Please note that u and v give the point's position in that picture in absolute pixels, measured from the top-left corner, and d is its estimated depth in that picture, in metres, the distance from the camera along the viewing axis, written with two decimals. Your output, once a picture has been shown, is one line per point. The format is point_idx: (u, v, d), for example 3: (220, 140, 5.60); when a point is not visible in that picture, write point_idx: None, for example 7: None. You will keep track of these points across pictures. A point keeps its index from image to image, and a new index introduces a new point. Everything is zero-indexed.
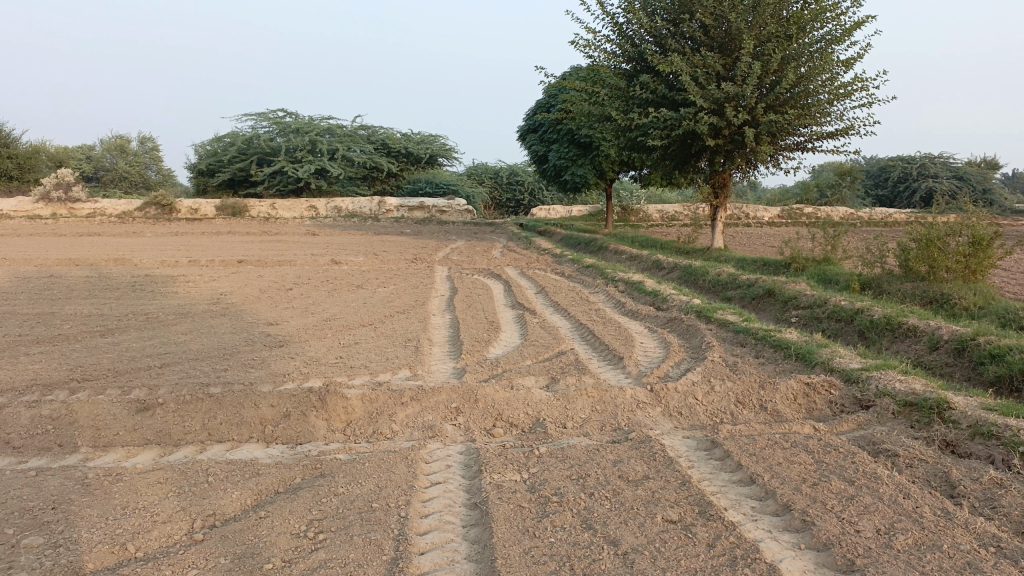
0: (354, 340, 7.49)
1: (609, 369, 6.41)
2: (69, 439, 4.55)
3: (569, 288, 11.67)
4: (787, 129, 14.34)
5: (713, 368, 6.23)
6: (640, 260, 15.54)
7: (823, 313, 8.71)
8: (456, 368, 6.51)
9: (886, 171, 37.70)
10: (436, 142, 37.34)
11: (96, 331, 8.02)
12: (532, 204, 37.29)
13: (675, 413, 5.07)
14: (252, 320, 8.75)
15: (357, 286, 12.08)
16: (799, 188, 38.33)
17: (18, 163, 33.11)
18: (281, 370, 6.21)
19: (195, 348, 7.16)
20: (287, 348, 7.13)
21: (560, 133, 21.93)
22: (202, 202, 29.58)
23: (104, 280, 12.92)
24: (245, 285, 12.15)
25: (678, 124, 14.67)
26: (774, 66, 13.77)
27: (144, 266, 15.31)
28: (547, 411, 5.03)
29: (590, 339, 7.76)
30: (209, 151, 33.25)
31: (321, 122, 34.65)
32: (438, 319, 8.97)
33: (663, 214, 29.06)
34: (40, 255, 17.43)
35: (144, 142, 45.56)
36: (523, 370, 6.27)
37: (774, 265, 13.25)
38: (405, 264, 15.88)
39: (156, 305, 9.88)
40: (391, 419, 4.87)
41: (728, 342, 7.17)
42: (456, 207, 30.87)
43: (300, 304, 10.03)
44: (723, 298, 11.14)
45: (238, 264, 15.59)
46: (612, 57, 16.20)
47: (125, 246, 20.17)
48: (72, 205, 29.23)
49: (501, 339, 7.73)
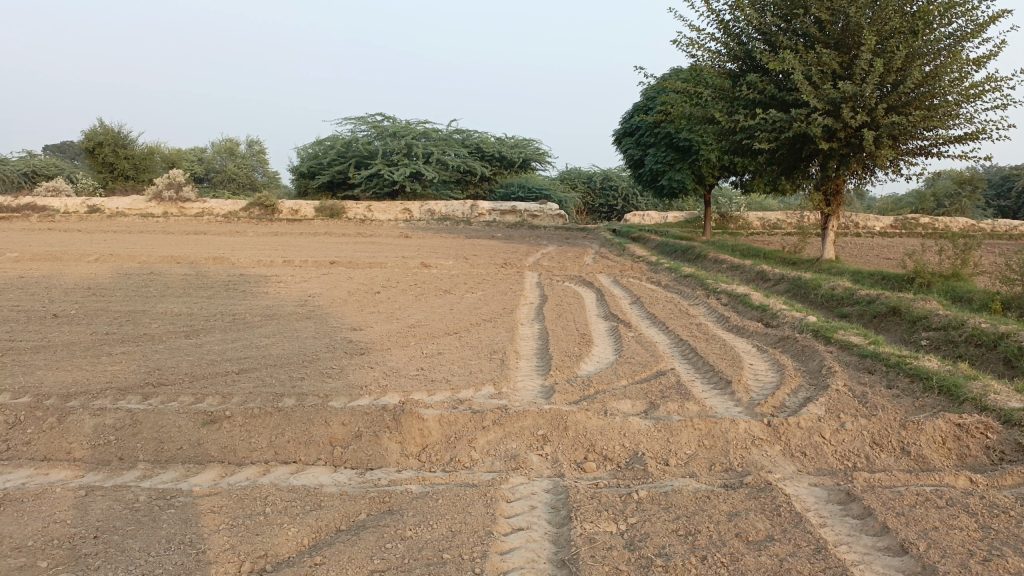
0: (437, 350, 7.07)
1: (715, 395, 5.73)
2: (130, 452, 4.31)
3: (668, 299, 10.94)
4: (909, 132, 13.10)
5: (839, 400, 5.45)
6: (743, 270, 14.61)
7: (960, 337, 7.71)
8: (545, 386, 5.96)
9: (1009, 181, 34.89)
10: (529, 146, 36.97)
11: (182, 331, 7.92)
12: (626, 210, 36.39)
13: (798, 454, 4.36)
14: (336, 324, 8.48)
15: (445, 291, 11.73)
16: (913, 198, 35.93)
17: (134, 164, 34.88)
18: (358, 382, 5.84)
19: (275, 353, 6.90)
20: (368, 357, 6.78)
21: (658, 137, 21.09)
22: (302, 203, 30.24)
23: (201, 278, 13.09)
24: (334, 287, 12.00)
25: (788, 127, 13.68)
26: (898, 64, 12.58)
27: (241, 266, 15.53)
28: (647, 444, 4.41)
29: (692, 358, 7.06)
30: (310, 154, 34.04)
31: (417, 126, 34.90)
32: (526, 330, 8.45)
33: (765, 222, 27.66)
34: (146, 252, 18.02)
35: (251, 145, 47.33)
36: (618, 392, 5.67)
37: (895, 280, 12.12)
38: (495, 269, 15.50)
39: (244, 306, 9.80)
40: (470, 443, 4.36)
41: (853, 368, 6.34)
42: (548, 212, 30.36)
43: (386, 309, 9.74)
44: (839, 316, 10.17)
45: (329, 265, 15.60)
46: (717, 56, 15.29)
47: (225, 245, 20.68)
48: (182, 204, 30.43)
49: (594, 354, 7.14)
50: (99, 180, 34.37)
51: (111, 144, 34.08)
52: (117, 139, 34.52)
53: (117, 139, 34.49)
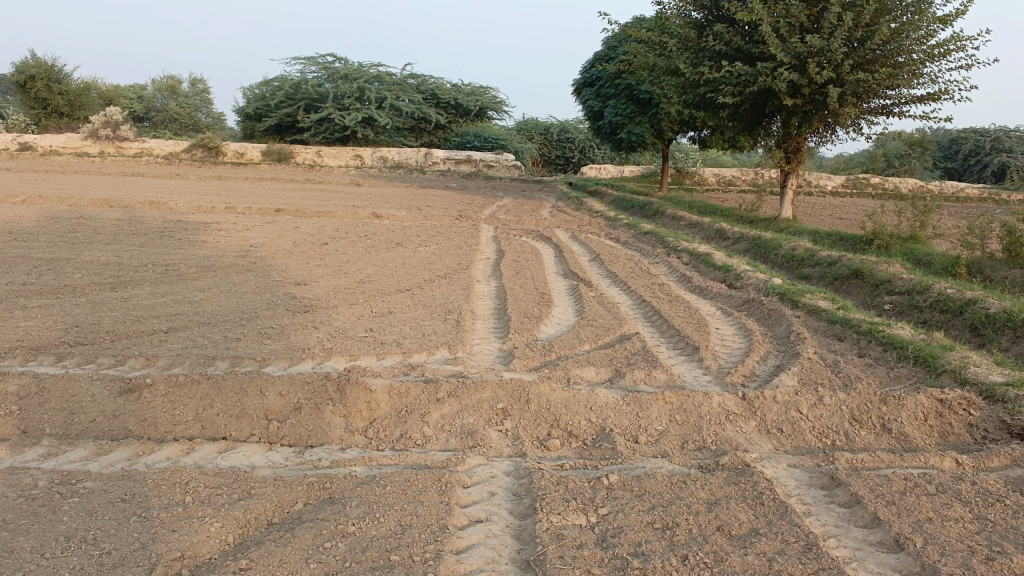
0: (387, 309, 6.60)
1: (682, 362, 5.43)
2: (35, 424, 3.81)
3: (627, 256, 10.63)
4: (873, 91, 12.84)
5: (812, 370, 5.19)
6: (701, 227, 14.39)
7: (925, 302, 7.56)
8: (503, 351, 5.58)
9: (957, 143, 35.41)
10: (486, 94, 36.00)
11: (108, 283, 7.28)
12: (582, 163, 35.92)
13: (775, 431, 4.08)
14: (280, 278, 7.92)
15: (397, 243, 11.21)
16: (865, 158, 36.25)
17: (68, 100, 32.90)
18: (300, 344, 5.35)
19: (210, 309, 6.34)
20: (312, 315, 6.28)
21: (619, 88, 20.55)
22: (248, 146, 28.96)
23: (135, 225, 12.26)
24: (279, 236, 11.35)
25: (753, 81, 13.32)
26: (866, 19, 12.25)
27: (180, 211, 14.66)
28: (615, 418, 4.07)
29: (656, 320, 6.75)
30: (257, 95, 32.53)
31: (370, 69, 33.59)
32: (482, 287, 8.04)
33: (721, 178, 27.53)
34: (78, 194, 16.91)
35: (195, 84, 45.19)
36: (581, 358, 5.31)
37: (854, 241, 12.02)
38: (449, 221, 14.95)
39: (179, 256, 9.12)
40: (422, 418, 3.94)
41: (822, 334, 6.11)
42: (504, 162, 29.70)
43: (333, 262, 9.19)
44: (800, 277, 10.01)
45: (275, 213, 14.84)
46: (682, 5, 14.75)
47: (165, 189, 19.62)
48: (120, 143, 28.84)
49: (554, 315, 6.78)
50: (30, 116, 32.38)
51: (42, 77, 32.04)
52: (49, 72, 32.46)
53: (50, 73, 32.44)
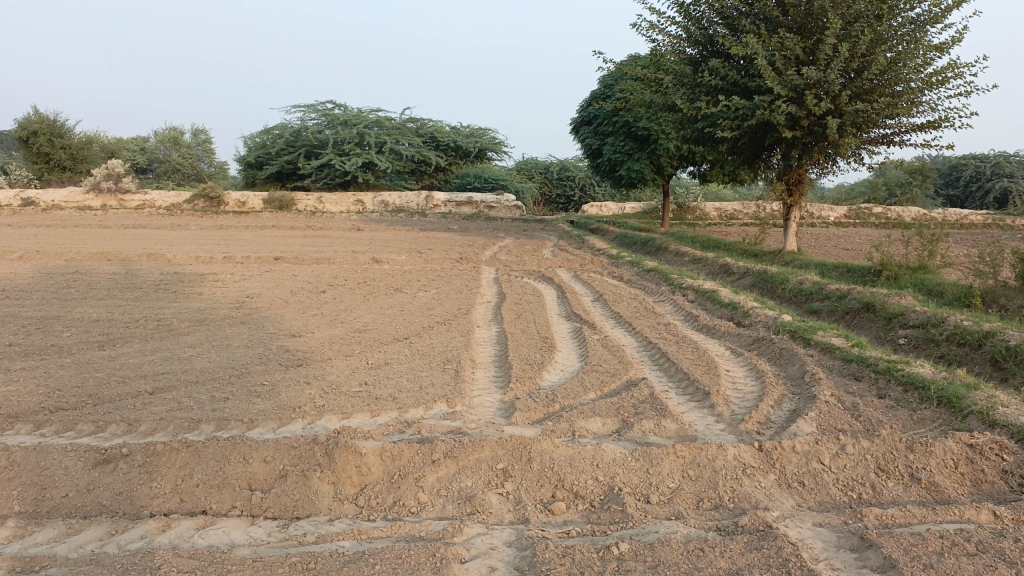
0: (384, 360, 6.35)
1: (692, 409, 5.16)
2: (3, 502, 3.55)
3: (632, 296, 10.40)
4: (873, 120, 12.75)
5: (831, 415, 4.91)
6: (705, 262, 14.18)
7: (941, 336, 7.31)
8: (504, 403, 5.32)
9: (957, 170, 35.38)
10: (485, 136, 36.20)
11: (96, 341, 7.06)
12: (583, 201, 35.93)
13: (796, 485, 3.80)
14: (274, 330, 7.70)
15: (397, 289, 11.00)
16: (866, 187, 36.22)
17: (71, 154, 33.11)
18: (291, 402, 5.11)
19: (199, 366, 6.11)
20: (306, 369, 6.04)
21: (616, 126, 20.55)
22: (249, 195, 29.00)
23: (131, 278, 12.10)
24: (277, 286, 11.16)
25: (750, 114, 13.22)
26: (862, 49, 12.20)
27: (178, 262, 14.52)
28: (624, 476, 3.79)
29: (663, 363, 6.49)
30: (257, 143, 32.73)
31: (369, 114, 33.82)
32: (482, 333, 7.80)
33: (722, 212, 27.42)
34: (77, 248, 16.80)
35: (197, 134, 45.60)
36: (586, 408, 5.05)
37: (862, 273, 11.80)
38: (450, 264, 14.77)
39: (172, 309, 8.92)
40: (416, 482, 3.68)
41: (838, 374, 5.85)
42: (505, 202, 29.69)
43: (330, 311, 8.97)
44: (809, 312, 9.76)
45: (274, 261, 14.69)
46: (676, 41, 14.75)
47: (165, 240, 19.53)
48: (122, 195, 28.92)
49: (557, 361, 6.52)
50: (33, 171, 32.57)
51: (45, 133, 32.32)
52: (52, 128, 32.73)
53: (53, 128, 32.71)
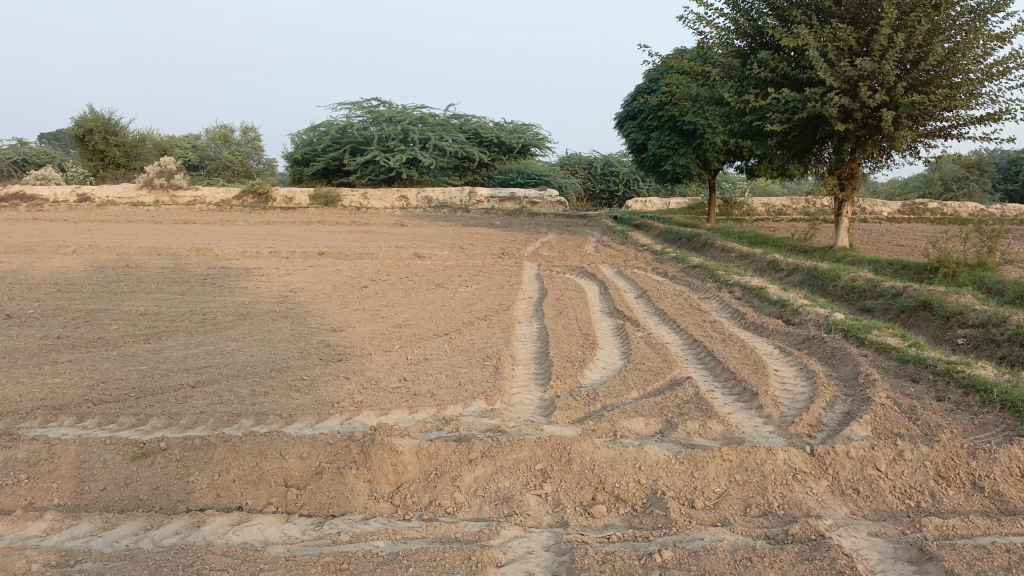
0: (423, 356, 6.30)
1: (739, 410, 4.98)
2: (44, 495, 3.59)
3: (676, 293, 10.19)
4: (929, 113, 12.27)
5: (886, 418, 4.69)
6: (752, 258, 13.86)
7: (1003, 336, 6.98)
8: (544, 401, 5.21)
9: (1017, 163, 34.09)
10: (529, 131, 36.08)
11: (142, 334, 7.16)
12: (627, 196, 35.57)
13: (850, 492, 3.61)
14: (316, 324, 7.71)
15: (438, 284, 10.97)
16: (921, 182, 35.13)
17: (125, 152, 34.00)
18: (330, 397, 5.08)
19: (240, 360, 6.14)
20: (345, 364, 6.02)
21: (661, 120, 20.24)
22: (296, 191, 29.39)
23: (179, 272, 12.31)
24: (320, 280, 11.23)
25: (801, 107, 12.85)
26: (919, 39, 11.74)
27: (225, 257, 14.75)
28: (668, 480, 3.65)
29: (709, 362, 6.31)
30: (304, 140, 33.16)
31: (414, 111, 33.97)
32: (523, 329, 7.70)
33: (770, 207, 26.85)
34: (129, 243, 17.19)
35: (246, 132, 46.43)
36: (629, 408, 4.91)
37: (917, 270, 11.38)
38: (492, 260, 14.72)
39: (218, 303, 9.03)
40: (453, 482, 3.59)
41: (894, 376, 5.59)
42: (548, 198, 29.54)
43: (371, 306, 8.98)
44: (862, 310, 9.44)
45: (318, 256, 14.82)
46: (724, 33, 14.42)
47: (214, 235, 19.89)
48: (174, 192, 29.58)
49: (599, 359, 6.39)
50: (89, 168, 33.52)
51: (101, 131, 33.24)
52: (107, 126, 33.63)
53: (108, 127, 33.61)
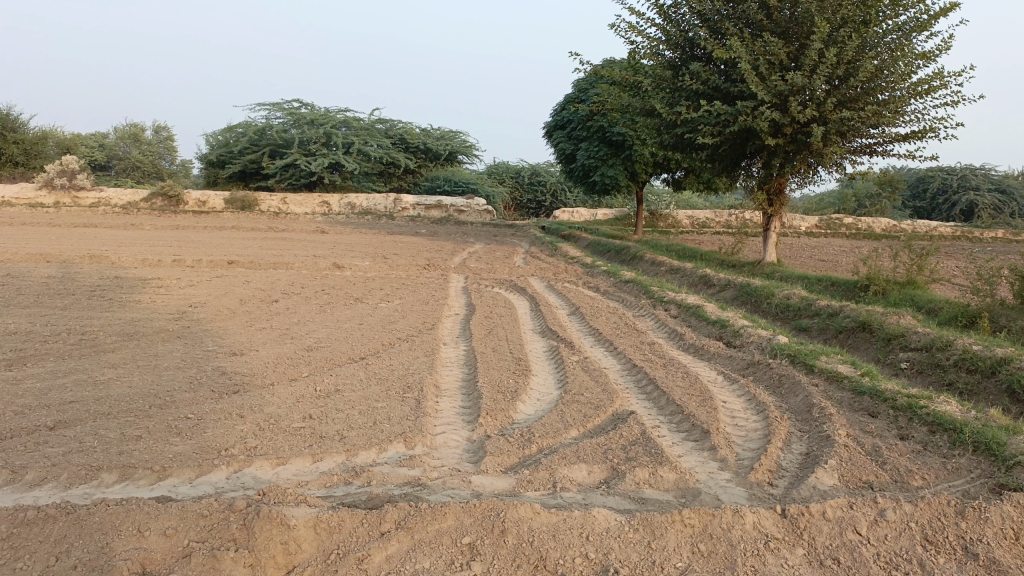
0: (334, 387, 5.54)
1: (690, 453, 4.44)
2: None
3: (610, 310, 9.68)
4: (857, 130, 12.23)
5: (852, 463, 4.22)
6: (683, 273, 13.56)
7: (947, 361, 6.73)
8: (473, 443, 4.55)
9: (924, 182, 35.50)
10: (456, 138, 35.41)
11: (3, 360, 6.13)
12: (554, 206, 35.29)
13: (830, 563, 3.08)
14: (214, 347, 6.83)
15: (357, 299, 10.16)
16: (836, 198, 36.19)
17: (24, 149, 31.55)
18: (218, 442, 4.28)
19: (115, 393, 5.23)
20: (242, 397, 5.22)
21: (591, 131, 19.89)
22: (211, 194, 27.83)
23: (66, 283, 11.06)
24: (226, 294, 10.24)
25: (732, 120, 12.60)
26: (849, 55, 11.66)
27: (123, 266, 13.48)
28: (621, 552, 3.03)
29: (651, 392, 5.77)
30: (220, 141, 31.46)
31: (338, 114, 32.79)
32: (448, 353, 7.02)
33: (695, 220, 26.98)
34: (16, 248, 15.61)
35: (158, 131, 44.12)
36: (569, 452, 4.31)
37: (848, 288, 11.26)
38: (416, 272, 13.94)
39: (103, 321, 7.99)
40: (358, 564, 2.87)
41: (851, 410, 5.17)
42: (475, 207, 28.93)
43: (280, 324, 8.09)
44: (798, 328, 9.16)
45: (228, 266, 13.74)
46: (655, 44, 14.10)
47: (115, 241, 18.38)
48: (75, 193, 27.53)
49: (533, 389, 5.76)
50: None
51: None
52: (4, 121, 31.20)
53: (5, 122, 31.18)
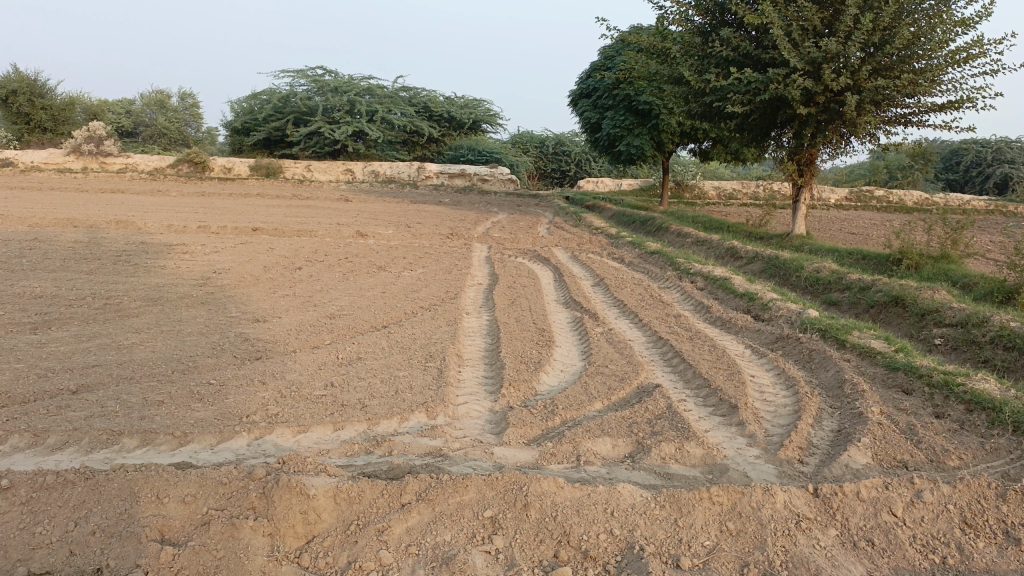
0: (356, 355, 5.49)
1: (717, 428, 4.34)
2: None
3: (635, 281, 9.54)
4: (893, 99, 11.85)
5: (885, 442, 4.09)
6: (709, 244, 13.34)
7: (984, 338, 6.53)
8: (495, 414, 4.48)
9: (958, 154, 34.61)
10: (480, 107, 35.06)
11: (28, 324, 6.15)
12: (579, 176, 34.93)
13: (863, 544, 2.98)
14: (237, 313, 6.81)
15: (380, 267, 10.10)
16: (867, 169, 35.44)
17: (52, 115, 31.76)
18: (239, 408, 4.25)
19: (137, 358, 5.22)
20: (263, 364, 5.19)
21: (617, 99, 19.55)
22: (236, 161, 27.86)
23: (92, 248, 11.11)
24: (250, 260, 10.23)
25: (763, 88, 12.27)
26: (886, 22, 11.25)
27: (149, 232, 13.54)
28: (646, 529, 2.95)
29: (677, 365, 5.66)
30: (245, 108, 31.44)
31: (362, 81, 32.56)
32: (471, 322, 6.94)
33: (722, 191, 26.55)
34: (44, 214, 15.73)
35: (184, 98, 44.17)
36: (593, 425, 4.22)
37: (879, 261, 10.99)
38: (440, 241, 13.86)
39: (128, 286, 8.00)
40: (378, 536, 2.82)
41: (884, 387, 5.02)
42: (499, 176, 28.71)
43: (303, 291, 8.07)
44: (827, 302, 8.96)
45: (252, 233, 13.75)
46: (684, 9, 13.73)
47: (141, 207, 18.46)
48: (103, 159, 27.70)
49: (556, 360, 5.68)
50: (13, 131, 31.21)
51: (26, 92, 31.00)
52: (32, 87, 31.37)
53: (33, 88, 31.36)
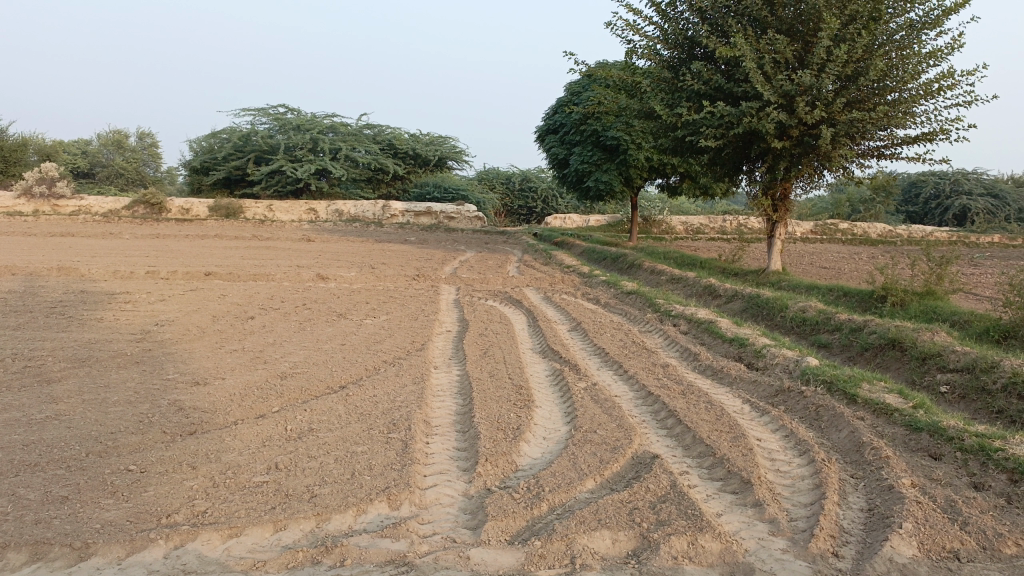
0: (308, 426, 4.76)
1: (731, 511, 3.70)
2: None
3: (613, 325, 8.94)
4: (867, 132, 11.54)
5: (930, 525, 3.49)
6: (686, 282, 12.84)
7: (995, 386, 6.00)
8: (470, 501, 3.79)
9: (916, 187, 34.96)
10: (445, 144, 34.67)
11: None
12: (546, 213, 34.56)
13: None
14: (175, 375, 6.03)
15: (340, 315, 9.36)
16: (829, 203, 35.70)
17: (3, 156, 30.55)
18: (159, 505, 3.51)
19: (48, 438, 4.43)
20: (196, 442, 4.43)
21: (583, 135, 19.18)
22: (194, 201, 26.93)
23: (26, 299, 10.20)
24: (198, 310, 9.41)
25: (736, 122, 11.88)
26: (857, 54, 10.97)
27: (93, 279, 12.63)
28: None
29: (673, 427, 5.03)
30: (203, 147, 30.60)
31: (324, 119, 31.96)
32: (440, 379, 6.25)
33: (689, 226, 26.32)
34: None
35: (143, 137, 43.10)
36: (589, 512, 3.55)
37: (862, 299, 10.56)
38: (405, 283, 13.16)
39: (56, 343, 7.16)
40: None
41: (910, 452, 4.43)
42: (465, 213, 28.19)
43: (253, 346, 7.29)
44: (817, 345, 8.44)
45: (204, 278, 12.90)
46: (653, 43, 13.38)
47: (90, 251, 17.47)
48: (55, 201, 26.59)
49: (537, 425, 5.01)
50: None
51: None
52: None
53: None
